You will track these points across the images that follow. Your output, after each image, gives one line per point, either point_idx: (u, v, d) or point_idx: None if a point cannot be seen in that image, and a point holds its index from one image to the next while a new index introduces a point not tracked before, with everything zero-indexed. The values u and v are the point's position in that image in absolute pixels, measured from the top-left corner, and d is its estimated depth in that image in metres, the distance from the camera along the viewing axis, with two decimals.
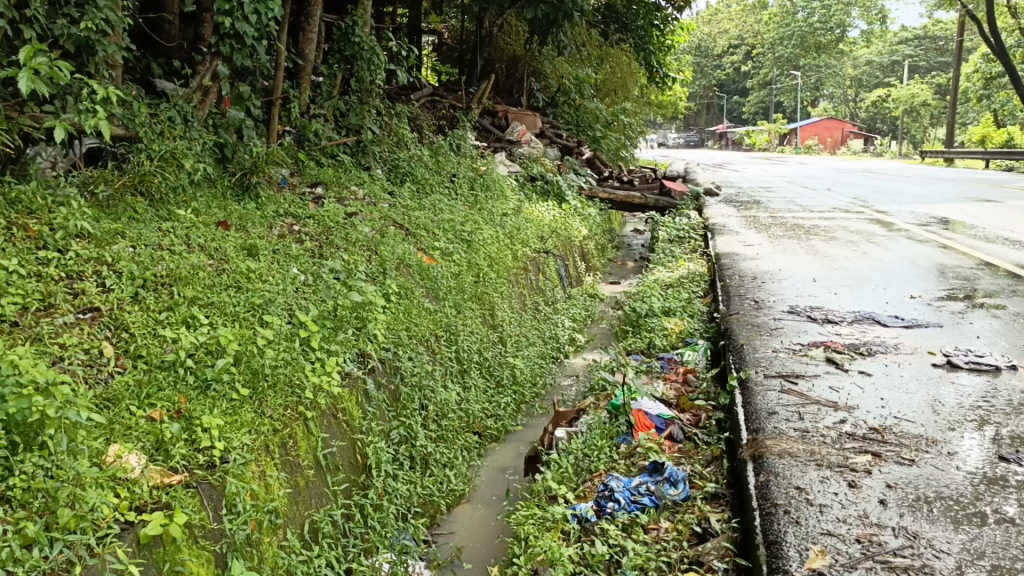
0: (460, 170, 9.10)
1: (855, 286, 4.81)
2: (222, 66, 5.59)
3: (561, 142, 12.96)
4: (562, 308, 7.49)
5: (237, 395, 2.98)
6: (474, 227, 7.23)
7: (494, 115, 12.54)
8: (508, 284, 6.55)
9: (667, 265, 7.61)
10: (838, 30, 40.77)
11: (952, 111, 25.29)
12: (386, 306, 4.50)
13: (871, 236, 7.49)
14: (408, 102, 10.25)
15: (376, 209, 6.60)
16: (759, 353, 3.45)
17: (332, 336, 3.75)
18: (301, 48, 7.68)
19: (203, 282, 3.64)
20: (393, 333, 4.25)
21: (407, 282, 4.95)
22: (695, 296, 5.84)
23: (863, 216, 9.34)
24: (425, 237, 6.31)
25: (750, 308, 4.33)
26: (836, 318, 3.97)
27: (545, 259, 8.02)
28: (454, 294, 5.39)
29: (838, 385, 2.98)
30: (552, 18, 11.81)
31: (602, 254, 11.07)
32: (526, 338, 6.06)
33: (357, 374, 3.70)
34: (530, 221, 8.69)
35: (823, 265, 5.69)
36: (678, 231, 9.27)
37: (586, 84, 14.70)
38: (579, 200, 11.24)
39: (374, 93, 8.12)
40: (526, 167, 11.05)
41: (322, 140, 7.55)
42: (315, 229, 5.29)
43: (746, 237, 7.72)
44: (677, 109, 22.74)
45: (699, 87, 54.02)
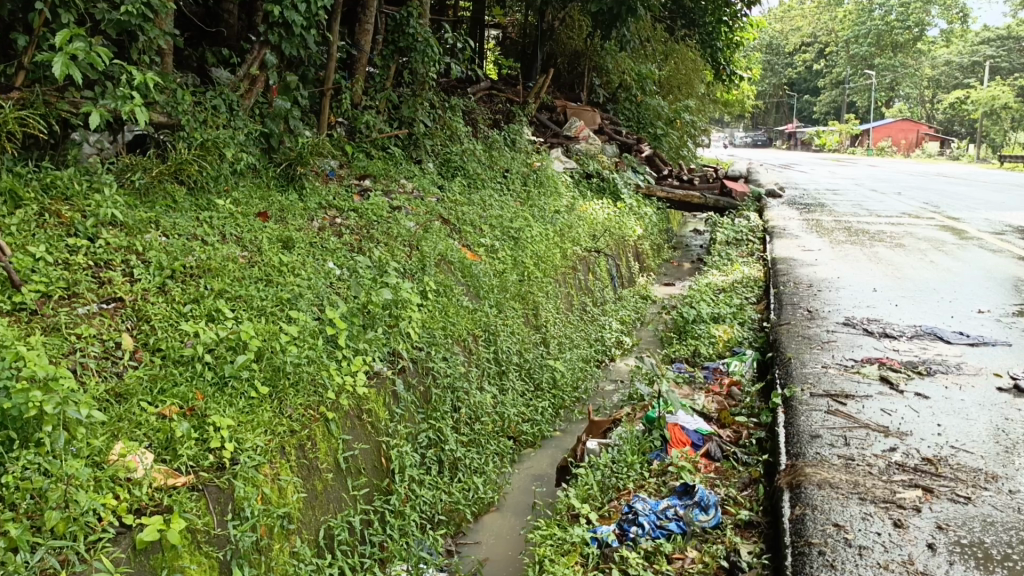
0: (514, 166, 8.96)
1: (918, 298, 4.49)
2: (270, 54, 5.51)
3: (620, 139, 12.70)
4: (611, 309, 7.28)
5: (255, 393, 2.89)
6: (523, 224, 7.08)
7: (552, 110, 12.37)
8: (555, 283, 6.38)
9: (722, 268, 7.33)
10: (916, 29, 39.25)
11: None
12: (423, 304, 4.39)
13: (941, 244, 7.07)
14: (464, 96, 10.16)
15: (423, 203, 6.50)
16: (808, 367, 3.20)
17: (361, 333, 3.65)
18: (356, 39, 7.64)
19: (232, 275, 3.58)
20: (427, 331, 4.13)
21: (447, 279, 4.83)
22: (747, 302, 5.58)
23: (933, 223, 8.87)
24: (471, 233, 6.19)
25: (803, 318, 4.07)
26: (894, 333, 3.69)
27: (596, 258, 7.82)
28: (495, 292, 5.25)
29: (891, 407, 2.72)
30: (615, 12, 11.56)
31: (657, 254, 10.79)
32: (571, 340, 5.88)
33: (385, 373, 3.60)
34: (582, 219, 8.49)
35: (887, 274, 5.36)
36: (736, 233, 8.95)
37: (648, 80, 14.40)
38: (636, 198, 10.98)
39: (428, 86, 8.05)
40: (582, 163, 10.85)
41: (373, 132, 7.50)
42: (356, 222, 5.22)
43: (806, 242, 7.37)
44: (743, 107, 22.17)
45: (768, 86, 52.81)
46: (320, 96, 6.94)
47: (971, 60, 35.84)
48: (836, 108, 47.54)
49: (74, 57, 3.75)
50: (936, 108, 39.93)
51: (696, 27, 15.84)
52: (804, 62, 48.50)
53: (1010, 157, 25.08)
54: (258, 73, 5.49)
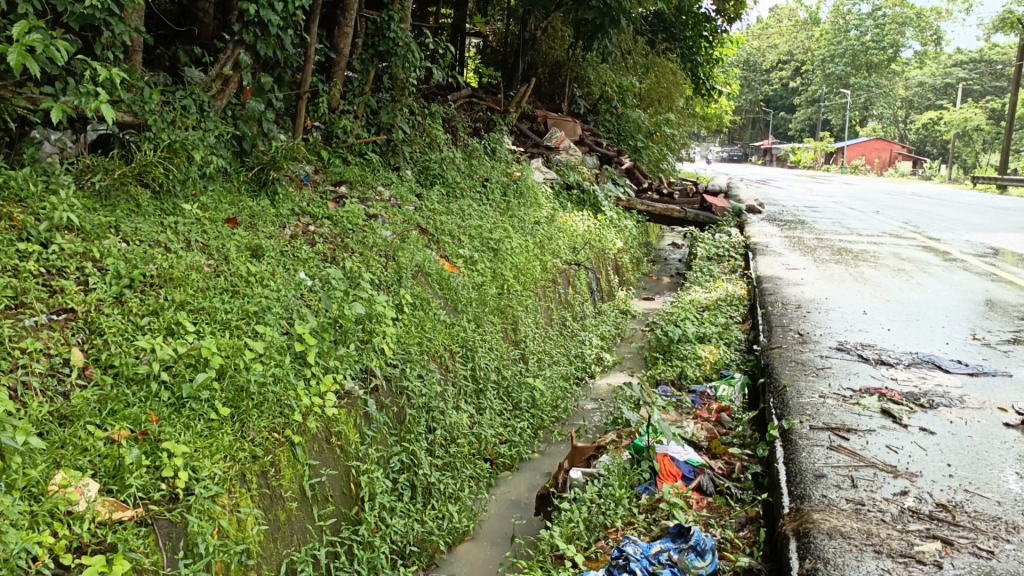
0: (493, 176, 8.81)
1: (910, 323, 4.38)
2: (245, 54, 5.29)
3: (600, 151, 12.60)
4: (590, 324, 7.12)
5: (216, 416, 2.68)
6: (503, 235, 6.92)
7: (533, 119, 12.23)
8: (534, 297, 6.22)
9: (704, 284, 7.21)
10: (891, 49, 39.74)
11: (1008, 137, 24.33)
12: (398, 318, 4.20)
13: (924, 265, 7.01)
14: (444, 103, 9.99)
15: (401, 212, 6.33)
16: (804, 397, 3.05)
17: (332, 350, 3.44)
18: (335, 41, 7.45)
19: (196, 285, 3.36)
20: (401, 348, 3.93)
21: (425, 291, 4.64)
22: (732, 321, 5.45)
23: (913, 242, 8.85)
24: (449, 244, 6.02)
25: (795, 342, 3.93)
26: (890, 360, 3.56)
27: (576, 271, 7.67)
28: (474, 306, 5.07)
29: (896, 444, 2.58)
30: (597, 23, 11.47)
31: (637, 268, 10.67)
32: (550, 356, 5.72)
33: (358, 392, 3.40)
34: (562, 231, 8.34)
35: (874, 296, 5.26)
36: (717, 248, 8.85)
37: (629, 92, 14.34)
38: (617, 211, 10.85)
39: (407, 92, 7.87)
40: (562, 174, 10.71)
41: (350, 137, 7.30)
42: (331, 230, 5.02)
43: (789, 260, 7.27)
44: (720, 122, 22.25)
45: (745, 102, 53.21)
46: (296, 99, 6.73)
47: (944, 81, 36.38)
48: (812, 126, 48.00)
49: (32, 50, 3.52)
50: (909, 128, 40.46)
51: (677, 41, 15.81)
52: (781, 79, 48.94)
53: (981, 178, 25.35)
54: (231, 73, 5.25)
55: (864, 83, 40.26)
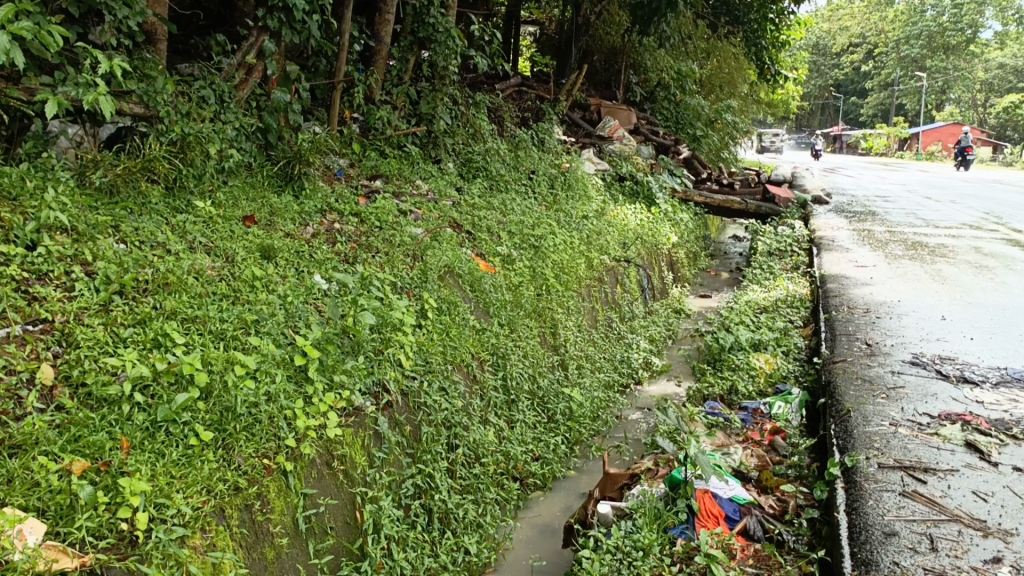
0: (540, 168, 8.47)
1: (996, 331, 3.87)
2: (269, 42, 5.05)
3: (656, 140, 12.11)
4: (639, 326, 6.74)
5: (196, 440, 2.39)
6: (546, 231, 6.57)
7: (585, 108, 11.82)
8: (577, 296, 5.86)
9: (762, 283, 6.73)
10: (969, 31, 37.18)
11: None
12: (421, 324, 3.90)
13: (1009, 262, 6.39)
14: (491, 93, 9.66)
15: (437, 207, 6.04)
16: (872, 424, 2.63)
17: (343, 360, 3.15)
18: (376, 30, 7.21)
19: (193, 291, 3.09)
20: (421, 359, 3.63)
21: (454, 294, 4.34)
22: (792, 325, 5.00)
23: (996, 236, 8.17)
24: (486, 241, 5.72)
25: (862, 354, 3.47)
26: (974, 377, 3.08)
27: (625, 268, 7.26)
28: (508, 309, 4.75)
29: (984, 491, 2.17)
30: (654, 6, 10.96)
31: (693, 263, 10.19)
32: (592, 362, 5.36)
33: (369, 408, 3.10)
34: (612, 226, 7.94)
35: (953, 298, 4.73)
36: (778, 242, 8.31)
37: (688, 79, 13.76)
38: (672, 203, 10.37)
39: (449, 81, 7.56)
40: (615, 165, 10.28)
41: (388, 129, 7.04)
42: (357, 228, 4.75)
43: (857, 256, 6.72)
44: (787, 108, 21.31)
45: (813, 87, 51.35)
46: (332, 90, 6.50)
47: None
48: (884, 111, 46.10)
49: (25, 39, 3.31)
50: (989, 113, 38.41)
51: (741, 24, 15.11)
52: (852, 63, 47.01)
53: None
54: (255, 61, 5.04)
55: (941, 66, 38.16)
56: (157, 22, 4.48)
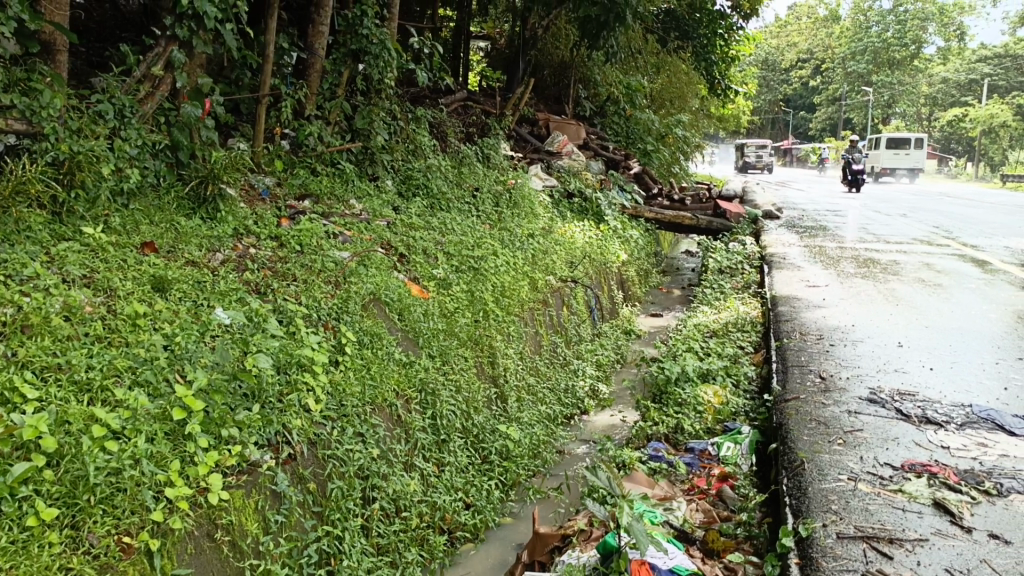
0: (485, 185, 8.15)
1: (955, 359, 3.63)
2: (178, 52, 4.68)
3: (606, 155, 11.89)
4: (587, 350, 6.43)
5: (34, 521, 1.99)
6: (488, 252, 6.23)
7: (533, 123, 11.56)
8: (519, 322, 5.53)
9: (712, 304, 6.48)
10: (913, 47, 37.97)
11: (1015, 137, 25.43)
12: (338, 361, 3.53)
13: (962, 279, 6.23)
14: (435, 107, 9.34)
15: (369, 228, 5.67)
16: (829, 479, 2.34)
17: (240, 408, 2.77)
18: (309, 42, 6.85)
19: (60, 333, 2.68)
20: (334, 401, 3.27)
21: (379, 324, 3.98)
22: (742, 352, 4.73)
23: (946, 251, 8.08)
24: (422, 263, 5.36)
25: (816, 389, 3.19)
26: (938, 417, 2.82)
27: (572, 289, 6.95)
28: (440, 338, 4.39)
29: (958, 567, 1.88)
30: (601, 20, 10.79)
31: (644, 281, 9.95)
32: (533, 393, 5.03)
33: (267, 462, 2.73)
34: (559, 244, 7.63)
35: (909, 322, 4.50)
36: (728, 260, 8.10)
37: (638, 94, 13.61)
38: (622, 220, 10.11)
39: (385, 94, 7.22)
40: (564, 181, 10.01)
41: (320, 145, 6.65)
42: (275, 253, 4.37)
43: (809, 274, 6.52)
44: (737, 122, 21.34)
45: (763, 103, 51.99)
46: (258, 104, 6.12)
47: (966, 78, 35.24)
48: (832, 126, 46.82)
49: None
50: (932, 127, 39.27)
51: (690, 39, 15.05)
52: (800, 78, 47.70)
53: (1011, 177, 25.53)
54: (162, 73, 4.66)
55: (886, 82, 38.94)
56: (54, 32, 4.08)
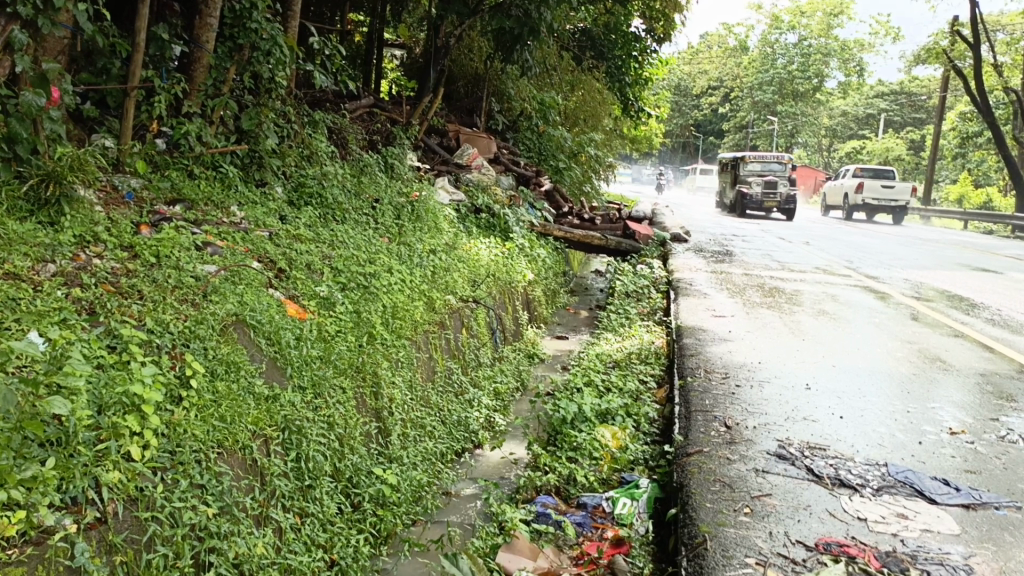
0: (386, 196, 7.67)
1: (866, 405, 3.49)
2: (19, 32, 4.03)
3: (517, 170, 11.58)
4: (485, 377, 6.02)
5: None
6: (381, 268, 5.76)
7: (443, 134, 11.16)
8: (411, 346, 5.08)
9: (617, 331, 6.19)
10: (816, 79, 38.36)
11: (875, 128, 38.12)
12: (179, 397, 3.01)
13: (865, 311, 6.20)
14: (337, 113, 8.81)
15: (247, 238, 5.13)
16: (735, 564, 2.12)
17: (31, 462, 2.26)
18: (195, 34, 6.28)
19: None
20: (166, 444, 2.76)
21: (239, 352, 3.49)
22: (646, 388, 4.47)
23: (848, 281, 8.13)
24: (303, 279, 4.85)
25: (722, 441, 2.99)
26: (852, 480, 2.66)
27: (473, 309, 6.53)
28: (314, 366, 3.91)
29: None
30: (516, 32, 10.53)
31: (552, 301, 9.66)
32: (421, 427, 4.60)
33: (62, 530, 2.24)
34: (461, 261, 7.21)
35: (817, 358, 4.38)
36: (635, 283, 7.85)
37: (551, 110, 13.37)
38: (530, 237, 9.74)
39: (277, 95, 6.70)
40: (471, 196, 9.62)
41: (200, 146, 6.06)
42: (126, 266, 3.81)
43: (715, 302, 6.38)
44: (649, 143, 21.43)
45: (675, 126, 52.94)
46: (127, 97, 5.51)
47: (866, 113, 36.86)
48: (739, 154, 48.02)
49: None
50: (832, 157, 40.82)
51: (605, 59, 14.96)
52: (710, 106, 48.72)
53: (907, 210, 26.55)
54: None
55: (790, 112, 38.81)
56: None
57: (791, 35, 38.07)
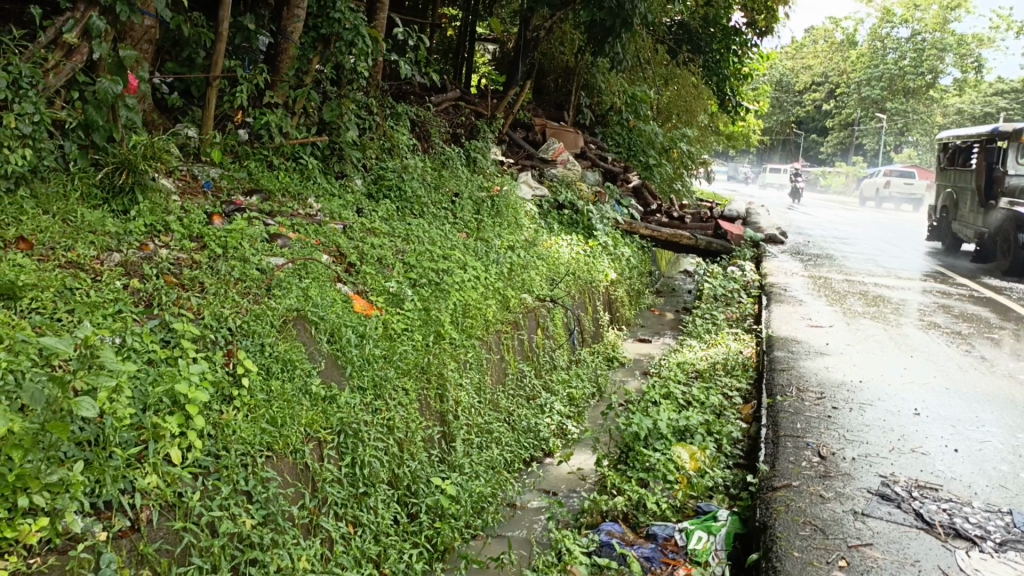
0: (466, 190, 7.49)
1: (983, 440, 3.16)
2: (98, 19, 4.01)
3: (604, 166, 11.25)
4: (560, 381, 5.77)
5: None
6: (456, 264, 5.57)
7: (529, 127, 10.94)
8: (481, 347, 4.86)
9: (702, 337, 5.82)
10: (930, 75, 35.36)
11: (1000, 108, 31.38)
12: (230, 396, 2.88)
13: (980, 326, 5.66)
14: (422, 105, 8.69)
15: (320, 230, 5.03)
16: None
17: (60, 467, 2.14)
18: (280, 24, 6.23)
19: None
20: (210, 447, 2.62)
21: (297, 350, 3.34)
22: (732, 402, 4.17)
23: (961, 292, 7.51)
24: (373, 274, 4.70)
25: (814, 474, 2.75)
26: (969, 532, 2.39)
27: (550, 309, 6.28)
28: (376, 366, 3.75)
29: None
30: (607, 25, 10.07)
31: (636, 302, 9.32)
32: (487, 432, 4.39)
33: (90, 538, 2.13)
34: (540, 259, 6.96)
35: (925, 379, 4.01)
36: (723, 286, 7.43)
37: (643, 104, 12.96)
38: (615, 235, 9.40)
39: (358, 86, 6.61)
40: (555, 192, 9.37)
41: (280, 138, 6.02)
42: (194, 257, 3.73)
43: (810, 310, 5.95)
44: (746, 140, 20.60)
45: (775, 123, 51.00)
46: (209, 87, 5.49)
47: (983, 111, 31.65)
48: (842, 152, 45.96)
49: None
50: None
51: (702, 53, 14.38)
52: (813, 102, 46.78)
53: None
54: (77, 41, 3.98)
55: (899, 109, 36.77)
56: None
57: (904, 28, 35.48)
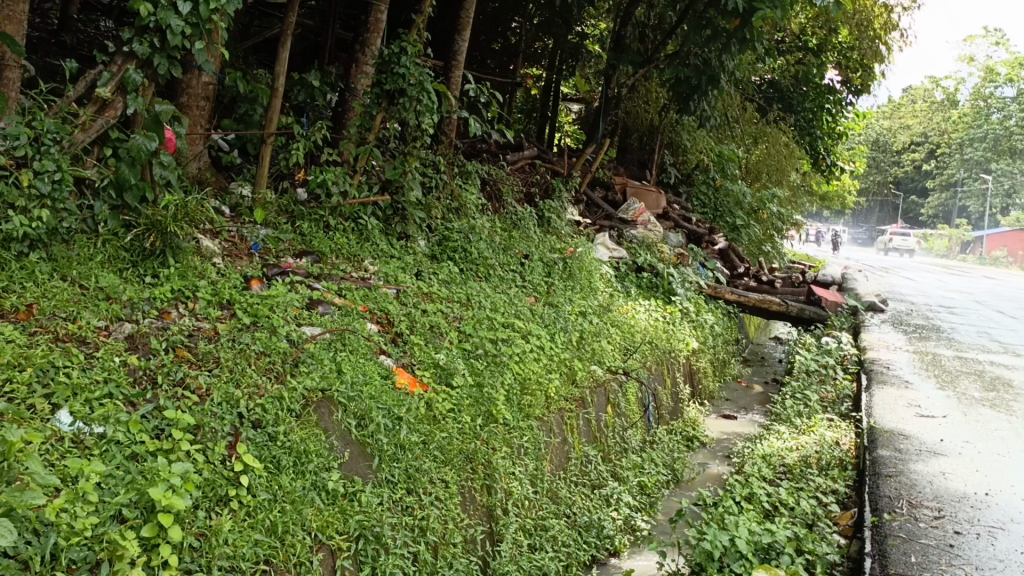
0: (536, 252, 7.06)
1: None
2: (134, 71, 3.80)
3: (688, 227, 10.67)
4: (630, 466, 5.17)
5: None
6: (517, 332, 5.11)
7: (608, 186, 10.51)
8: (540, 428, 4.35)
9: (795, 422, 5.13)
10: None
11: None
12: (222, 496, 2.46)
13: None
14: (496, 164, 8.40)
15: (370, 295, 4.66)
16: None
17: None
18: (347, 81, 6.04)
19: None
20: (187, 563, 2.19)
21: (315, 439, 2.90)
22: (832, 508, 3.59)
23: None
24: (422, 345, 4.28)
25: None
26: None
27: (623, 383, 5.71)
28: (412, 454, 3.28)
29: None
30: (693, 82, 9.63)
31: (720, 372, 8.63)
32: (541, 532, 3.86)
33: None
34: (614, 327, 6.43)
35: None
36: (817, 359, 6.70)
37: (731, 162, 12.38)
38: (698, 301, 8.78)
39: (423, 143, 6.20)
40: (633, 254, 8.85)
41: (339, 197, 5.74)
42: (218, 328, 3.39)
43: (921, 393, 5.26)
44: (843, 200, 19.49)
45: (871, 184, 49.03)
46: (264, 143, 5.25)
47: None
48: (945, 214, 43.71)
49: None
50: None
51: (794, 111, 13.87)
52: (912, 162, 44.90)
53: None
54: (110, 95, 3.78)
55: (1007, 170, 34.51)
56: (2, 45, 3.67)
57: (1010, 88, 33.04)
